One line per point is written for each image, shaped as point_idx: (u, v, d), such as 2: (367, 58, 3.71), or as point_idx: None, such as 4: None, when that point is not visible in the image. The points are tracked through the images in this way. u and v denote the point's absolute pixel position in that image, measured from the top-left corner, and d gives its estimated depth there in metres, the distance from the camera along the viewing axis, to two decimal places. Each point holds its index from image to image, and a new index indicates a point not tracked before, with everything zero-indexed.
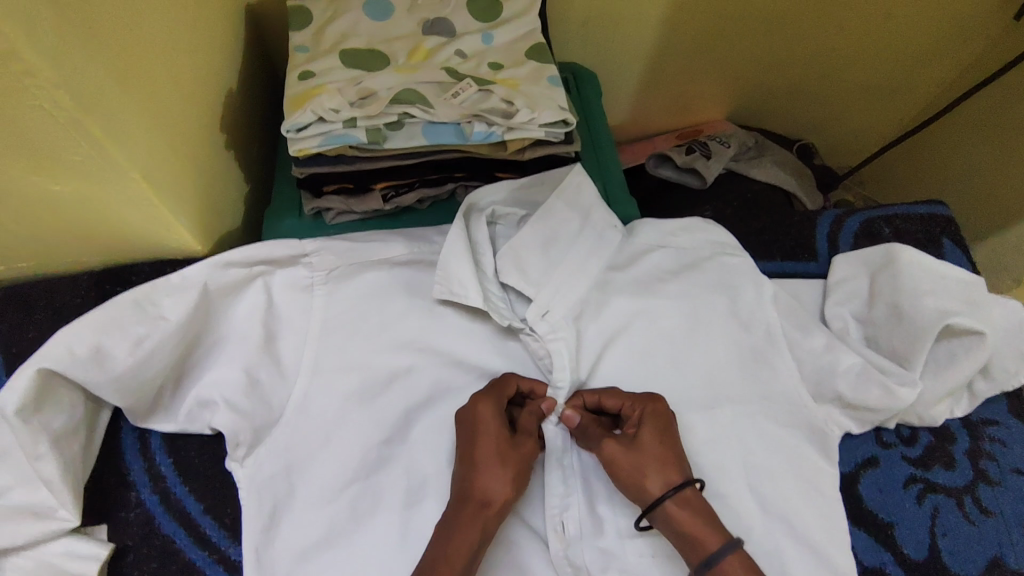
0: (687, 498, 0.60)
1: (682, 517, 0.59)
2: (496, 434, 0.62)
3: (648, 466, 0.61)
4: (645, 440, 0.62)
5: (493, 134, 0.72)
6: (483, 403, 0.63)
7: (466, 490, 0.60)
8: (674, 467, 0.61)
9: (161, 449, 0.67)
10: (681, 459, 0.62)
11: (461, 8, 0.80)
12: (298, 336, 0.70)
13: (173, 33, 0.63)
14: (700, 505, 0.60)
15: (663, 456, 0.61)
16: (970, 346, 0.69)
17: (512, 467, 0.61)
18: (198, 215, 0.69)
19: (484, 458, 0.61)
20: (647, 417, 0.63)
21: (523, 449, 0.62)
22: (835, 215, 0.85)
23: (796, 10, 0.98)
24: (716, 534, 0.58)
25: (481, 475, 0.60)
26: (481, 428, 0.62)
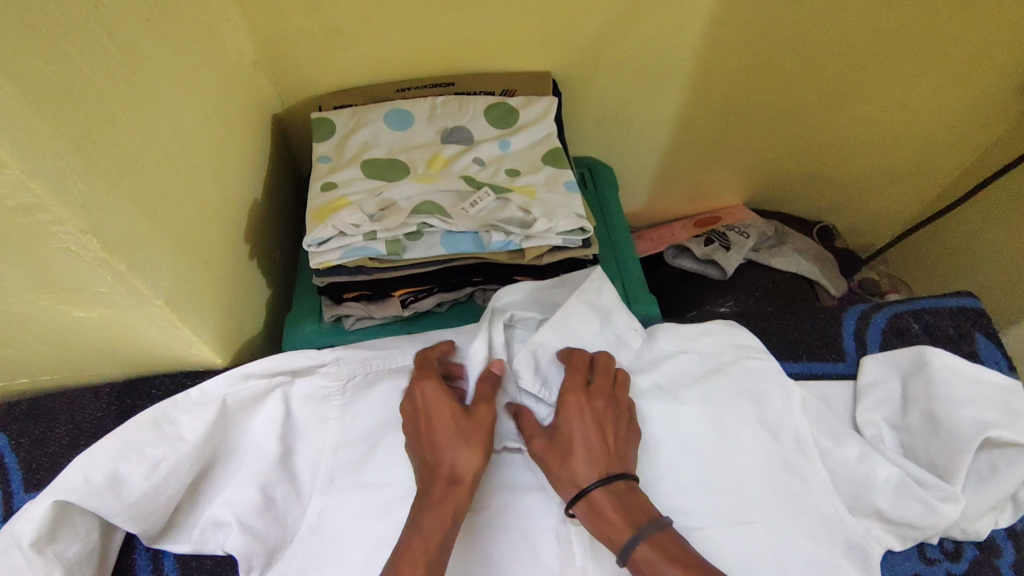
0: (593, 500, 0.59)
1: (590, 520, 0.59)
2: (451, 409, 0.62)
3: (557, 467, 0.61)
4: (563, 437, 0.63)
5: (512, 243, 0.73)
6: (428, 383, 0.64)
7: (431, 470, 0.60)
8: (579, 468, 0.60)
9: (174, 571, 0.65)
10: (595, 460, 0.60)
11: (478, 117, 0.82)
12: (315, 450, 0.69)
13: (199, 159, 0.65)
14: (610, 506, 0.58)
15: (570, 457, 0.61)
16: (1013, 459, 0.66)
17: (478, 441, 0.61)
18: (220, 329, 0.70)
19: (445, 434, 0.61)
20: (567, 415, 0.63)
21: (481, 419, 0.62)
22: (861, 310, 0.83)
23: (811, 105, 0.98)
24: (623, 533, 0.57)
25: (445, 451, 0.60)
26: (435, 405, 0.63)
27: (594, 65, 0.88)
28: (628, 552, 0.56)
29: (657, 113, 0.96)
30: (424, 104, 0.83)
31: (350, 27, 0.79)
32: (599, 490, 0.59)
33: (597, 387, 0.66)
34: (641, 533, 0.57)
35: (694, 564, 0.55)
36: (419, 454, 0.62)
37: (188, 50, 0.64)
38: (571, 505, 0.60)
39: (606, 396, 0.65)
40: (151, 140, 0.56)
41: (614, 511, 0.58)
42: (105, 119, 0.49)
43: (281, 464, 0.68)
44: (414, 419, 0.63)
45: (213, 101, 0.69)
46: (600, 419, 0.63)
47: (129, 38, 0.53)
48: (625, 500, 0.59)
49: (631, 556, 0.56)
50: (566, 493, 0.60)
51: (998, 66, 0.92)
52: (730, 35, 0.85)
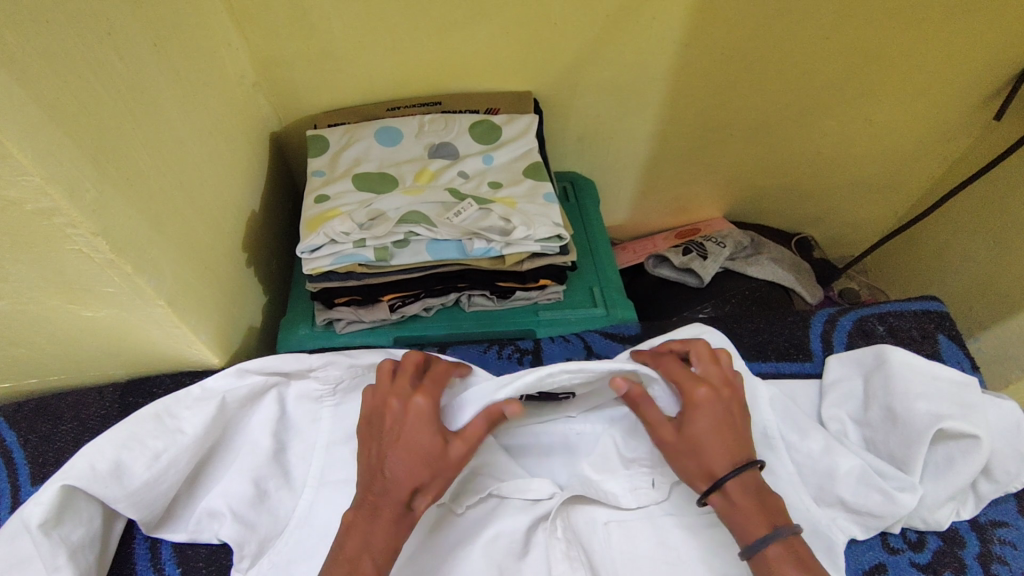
0: (728, 491, 0.60)
1: (723, 504, 0.61)
2: (430, 436, 0.59)
3: (691, 462, 0.62)
4: (692, 436, 0.61)
5: (492, 250, 0.77)
6: (423, 399, 0.61)
7: (388, 488, 0.58)
8: (716, 460, 0.61)
9: (171, 559, 0.68)
10: (734, 449, 0.61)
11: (463, 133, 0.88)
12: (306, 446, 0.74)
13: (200, 175, 0.70)
14: (747, 500, 0.60)
15: (704, 454, 0.61)
16: (967, 449, 0.69)
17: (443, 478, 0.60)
18: (218, 330, 0.74)
19: (416, 464, 0.58)
20: (695, 411, 0.62)
21: (456, 450, 0.61)
22: (828, 313, 0.87)
23: (782, 120, 1.03)
24: (759, 528, 0.59)
25: (411, 479, 0.58)
26: (418, 430, 0.59)
27: (572, 85, 0.93)
28: (761, 547, 0.57)
29: (634, 130, 1.02)
30: (412, 121, 0.88)
31: (343, 51, 0.85)
32: (735, 480, 0.60)
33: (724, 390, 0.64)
34: (774, 538, 0.58)
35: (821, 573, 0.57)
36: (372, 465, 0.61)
37: (193, 73, 0.69)
38: (707, 493, 0.61)
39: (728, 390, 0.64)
40: (155, 154, 0.61)
41: (748, 501, 0.60)
42: (113, 133, 0.54)
43: (275, 459, 0.72)
44: (393, 428, 0.60)
45: (214, 119, 0.74)
46: (720, 410, 0.62)
47: (138, 60, 0.59)
48: (758, 493, 0.61)
49: (760, 551, 0.58)
50: (699, 480, 0.62)
51: (958, 81, 0.97)
52: (700, 57, 0.91)
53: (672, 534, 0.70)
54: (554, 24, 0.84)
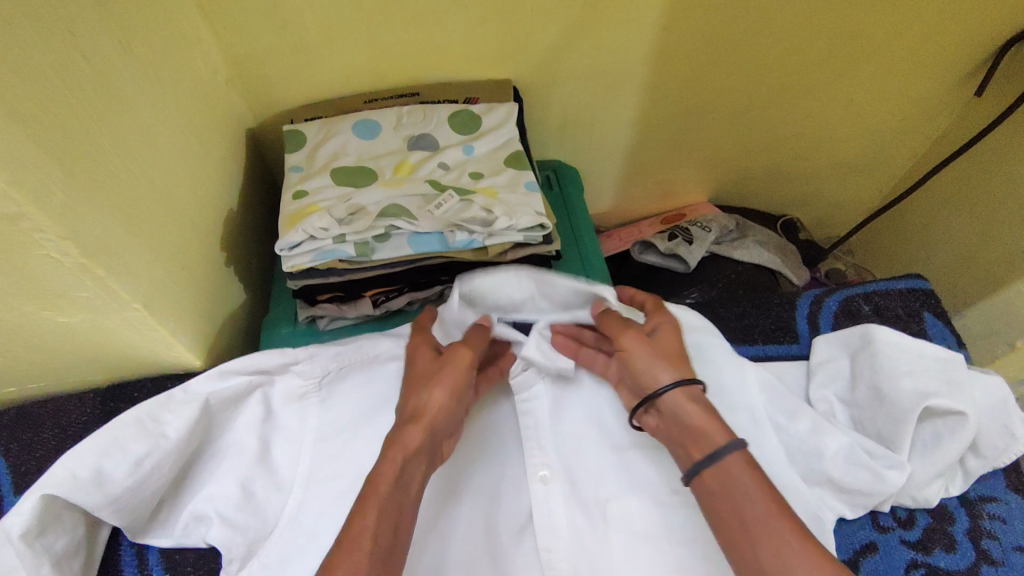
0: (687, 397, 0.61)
1: (679, 408, 0.61)
2: (427, 358, 0.65)
3: (653, 365, 0.63)
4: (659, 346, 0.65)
5: (475, 241, 0.76)
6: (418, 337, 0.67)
7: (401, 409, 0.62)
8: (677, 369, 0.63)
9: (159, 564, 0.68)
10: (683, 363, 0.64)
11: (443, 123, 0.87)
12: (293, 445, 0.73)
13: (174, 174, 0.69)
14: (704, 412, 0.60)
15: (670, 361, 0.63)
16: (954, 427, 0.68)
17: (441, 383, 0.62)
18: (198, 332, 0.73)
19: (417, 383, 0.63)
20: (665, 330, 0.67)
21: (458, 359, 0.63)
22: (814, 295, 0.87)
23: (765, 101, 1.02)
24: (719, 435, 0.58)
25: (414, 393, 0.62)
26: (414, 358, 0.66)
27: (552, 72, 0.92)
28: (721, 451, 0.56)
29: (616, 117, 1.01)
30: (390, 113, 0.87)
31: (316, 45, 0.83)
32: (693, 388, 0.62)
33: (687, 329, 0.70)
34: (737, 441, 0.57)
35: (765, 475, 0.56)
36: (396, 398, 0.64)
37: (162, 71, 0.68)
38: (671, 389, 0.61)
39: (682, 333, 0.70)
40: (125, 156, 0.60)
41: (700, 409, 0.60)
42: (79, 136, 0.53)
43: (261, 460, 0.70)
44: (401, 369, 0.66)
45: (186, 116, 0.72)
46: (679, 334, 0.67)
47: (104, 58, 0.57)
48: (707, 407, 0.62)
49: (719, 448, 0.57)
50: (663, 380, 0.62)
51: (937, 58, 0.97)
52: (679, 41, 0.90)
53: (671, 515, 0.69)
54: (531, 12, 0.83)
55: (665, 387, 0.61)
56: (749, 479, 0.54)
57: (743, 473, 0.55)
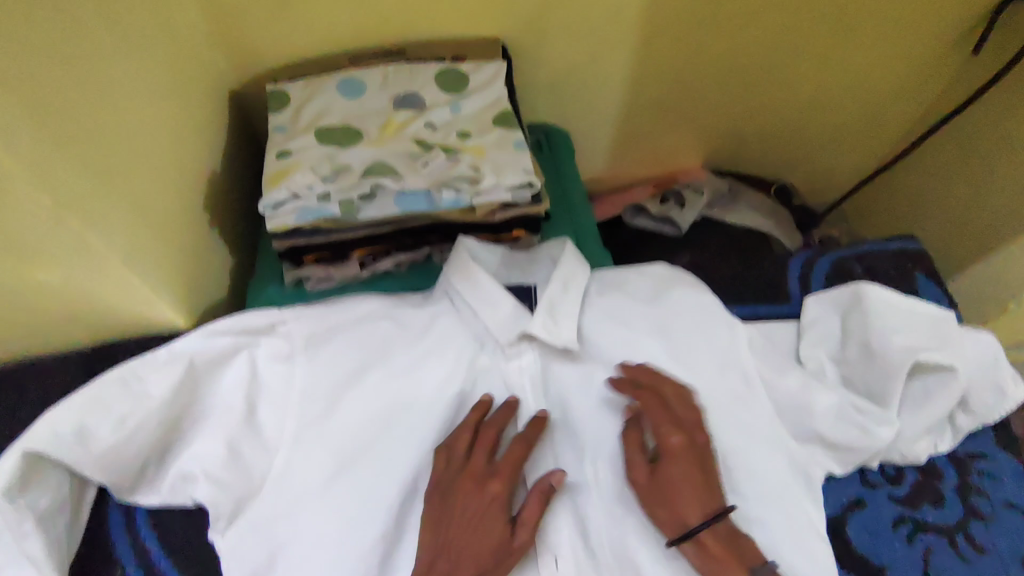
0: (701, 541, 0.61)
1: (696, 557, 0.62)
2: (498, 528, 0.64)
3: (664, 503, 0.63)
4: (665, 481, 0.64)
5: (461, 200, 0.74)
6: (496, 486, 0.65)
7: (449, 574, 0.62)
8: (690, 510, 0.62)
9: (147, 523, 0.68)
10: (708, 500, 0.63)
11: (429, 82, 0.85)
12: (277, 405, 0.71)
13: (152, 130, 0.67)
14: (721, 549, 0.61)
15: (679, 501, 0.62)
16: (942, 382, 0.68)
17: (500, 569, 0.63)
18: (180, 290, 0.72)
19: (479, 550, 0.63)
20: (670, 457, 0.64)
21: (522, 546, 0.64)
22: (806, 256, 0.87)
23: (758, 61, 1.00)
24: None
25: (469, 565, 0.62)
26: (488, 514, 0.64)
27: (541, 29, 0.90)
28: None
29: (606, 78, 0.99)
30: (376, 72, 0.85)
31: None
32: (708, 531, 0.61)
33: (693, 427, 0.66)
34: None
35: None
36: (442, 541, 0.64)
37: (138, 23, 0.66)
38: (681, 544, 0.61)
39: (697, 430, 0.66)
40: (99, 106, 0.58)
41: (725, 551, 0.61)
42: (47, 83, 0.51)
43: (247, 421, 0.70)
44: (465, 511, 0.65)
45: (164, 71, 0.70)
46: (700, 453, 0.65)
47: (75, 4, 0.55)
48: (731, 542, 0.62)
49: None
50: (670, 527, 0.63)
51: (933, 16, 0.95)
52: None
53: None
54: None
55: (672, 534, 0.62)
56: None
57: None
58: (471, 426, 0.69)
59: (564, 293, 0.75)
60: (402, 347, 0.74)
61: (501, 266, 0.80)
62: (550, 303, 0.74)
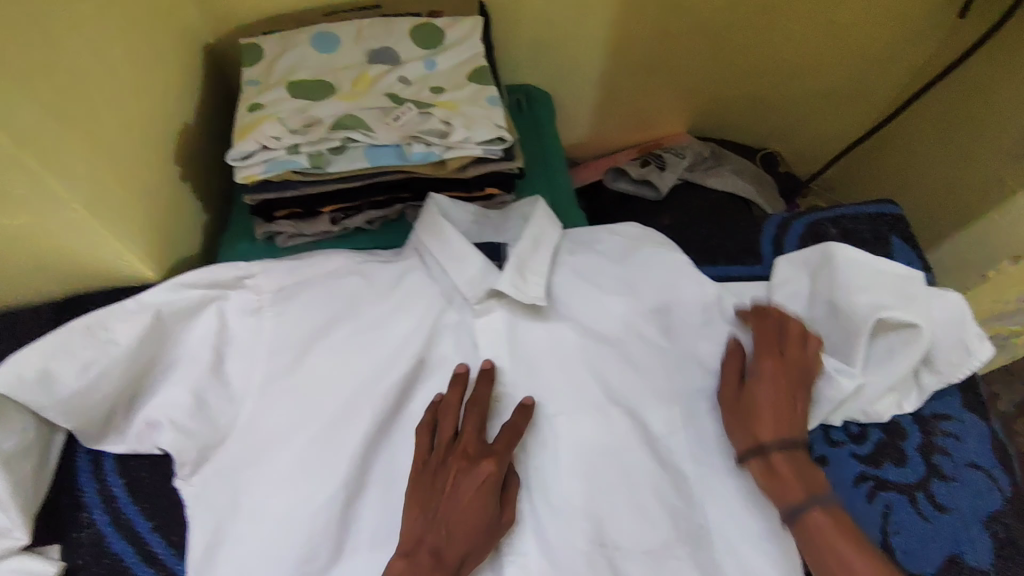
0: (771, 460, 0.64)
1: (761, 473, 0.64)
2: (490, 505, 0.63)
3: (744, 421, 0.66)
4: (749, 403, 0.66)
5: (433, 154, 0.75)
6: (490, 464, 0.63)
7: (440, 548, 0.61)
8: (767, 430, 0.65)
9: (114, 470, 0.70)
10: (785, 425, 0.65)
11: (404, 37, 0.84)
12: (244, 357, 0.72)
13: (118, 78, 0.67)
14: (790, 470, 0.63)
15: (756, 420, 0.65)
16: (907, 339, 0.68)
17: (488, 543, 0.63)
18: (149, 242, 0.72)
19: (471, 526, 0.62)
20: (760, 379, 0.66)
21: (506, 520, 0.65)
22: (781, 219, 0.86)
23: (742, 20, 0.98)
24: (799, 496, 0.62)
25: (462, 541, 0.61)
26: (483, 491, 0.62)
27: None
28: (797, 514, 0.62)
29: (588, 38, 0.98)
30: (350, 26, 0.84)
31: None
32: (780, 452, 0.64)
33: (798, 359, 0.67)
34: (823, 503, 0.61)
35: (863, 540, 0.60)
36: (432, 518, 0.63)
37: None
38: (750, 459, 0.65)
39: (798, 360, 0.67)
40: (60, 49, 0.58)
41: (794, 476, 0.63)
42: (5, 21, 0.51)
43: (214, 371, 0.70)
44: (455, 485, 0.63)
45: (131, 19, 0.70)
46: (791, 382, 0.66)
47: None
48: (801, 468, 0.64)
49: (803, 520, 0.61)
50: (745, 444, 0.66)
51: None
52: None
53: (616, 426, 0.70)
54: None
55: (743, 451, 0.66)
56: (834, 544, 0.60)
57: (830, 543, 0.60)
58: (455, 407, 0.67)
59: (533, 251, 0.75)
60: (371, 301, 0.74)
61: (472, 223, 0.80)
62: (518, 261, 0.73)
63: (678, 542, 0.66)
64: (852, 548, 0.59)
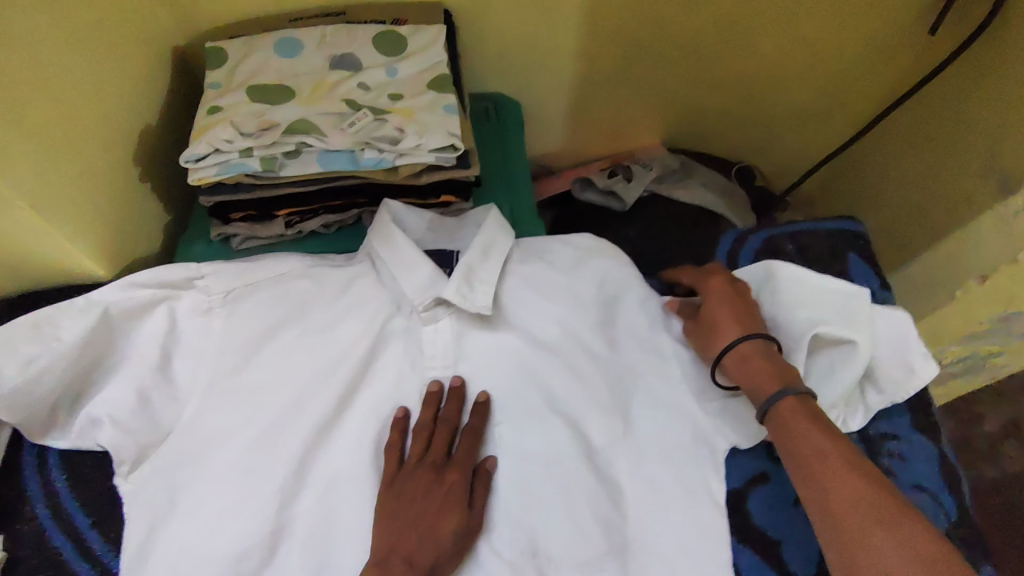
0: (741, 353, 0.66)
1: (736, 369, 0.66)
2: (459, 511, 0.64)
3: (710, 330, 0.69)
4: (707, 313, 0.70)
5: (384, 160, 0.75)
6: (456, 474, 0.66)
7: (412, 553, 0.61)
8: (732, 327, 0.68)
9: (58, 465, 0.71)
10: (748, 323, 0.69)
11: (367, 43, 0.84)
12: (193, 359, 0.72)
13: (74, 79, 0.68)
14: (761, 360, 0.65)
15: (719, 323, 0.69)
16: (846, 356, 0.68)
17: (459, 550, 0.64)
18: (98, 239, 0.74)
19: (442, 532, 0.62)
20: (713, 292, 0.71)
21: (475, 526, 0.65)
22: (739, 233, 0.89)
23: (711, 33, 0.98)
24: (772, 381, 0.64)
25: (433, 546, 0.62)
26: (450, 499, 0.64)
27: None
28: (771, 395, 0.62)
29: (557, 48, 0.98)
30: (314, 31, 0.85)
31: None
32: (747, 344, 0.67)
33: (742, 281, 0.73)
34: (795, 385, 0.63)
35: (832, 428, 0.60)
36: (402, 525, 0.63)
37: None
38: (721, 356, 0.67)
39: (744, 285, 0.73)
40: (8, 51, 0.59)
41: (763, 365, 0.65)
42: None
43: (160, 370, 0.71)
44: (422, 495, 0.64)
45: (91, 21, 0.71)
46: (743, 296, 0.71)
47: None
48: (771, 359, 0.66)
49: (773, 407, 0.62)
50: (714, 349, 0.68)
51: None
52: None
53: (558, 437, 0.71)
54: None
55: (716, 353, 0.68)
56: (809, 424, 0.60)
57: (809, 421, 0.60)
58: (427, 423, 0.69)
59: (483, 259, 0.75)
60: (319, 306, 0.75)
61: (427, 230, 0.81)
62: (467, 269, 0.74)
63: (610, 555, 0.67)
64: (818, 427, 0.59)
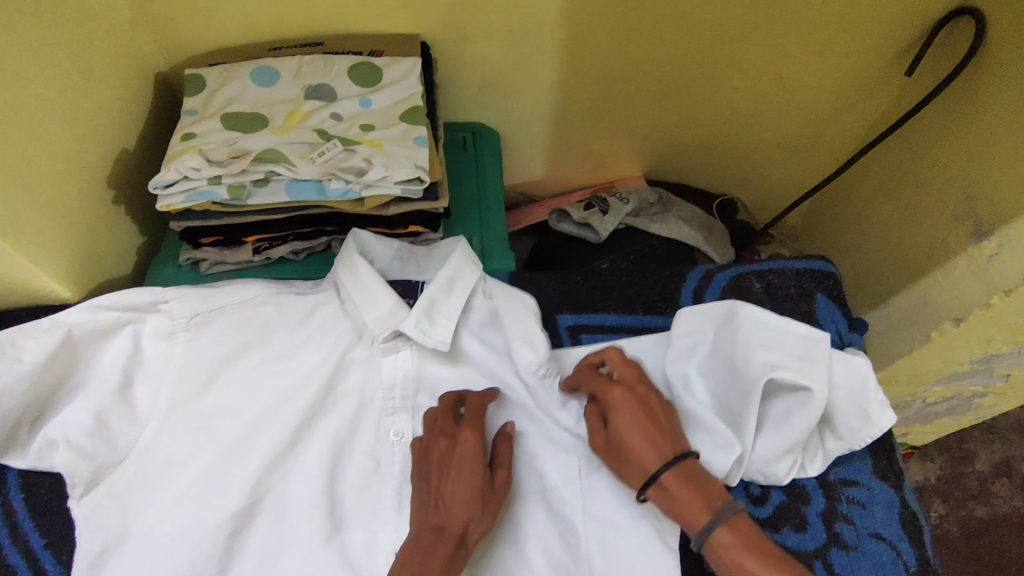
0: (666, 488, 0.63)
1: (664, 502, 0.63)
2: (480, 471, 0.63)
3: (625, 457, 0.65)
4: (618, 440, 0.65)
5: (351, 191, 0.76)
6: (468, 435, 0.64)
7: (436, 525, 0.61)
8: (649, 456, 0.64)
9: (15, 485, 0.71)
10: (662, 447, 0.64)
11: (342, 74, 0.86)
12: (153, 381, 0.73)
13: (47, 107, 0.69)
14: (686, 490, 0.62)
15: (636, 454, 0.64)
16: (802, 403, 0.67)
17: (490, 509, 0.63)
18: (69, 262, 0.75)
19: (462, 492, 0.61)
20: (616, 413, 0.66)
21: (502, 486, 0.65)
22: (706, 269, 0.86)
23: (690, 70, 0.99)
24: (702, 515, 0.61)
25: (456, 509, 0.61)
26: (466, 459, 0.63)
27: (463, 29, 0.91)
28: (704, 534, 0.61)
29: (536, 80, 0.99)
30: (292, 61, 0.86)
31: None
32: (670, 475, 0.63)
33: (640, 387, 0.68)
34: (729, 512, 0.61)
35: (771, 551, 0.60)
36: (427, 497, 0.63)
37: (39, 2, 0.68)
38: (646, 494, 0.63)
39: (644, 393, 0.68)
40: None
41: (689, 493, 0.62)
42: None
43: (121, 392, 0.71)
44: (439, 461, 0.64)
45: (69, 50, 0.72)
46: (649, 409, 0.66)
47: None
48: (697, 481, 0.63)
49: (709, 543, 0.61)
50: (637, 481, 0.64)
51: (869, 34, 0.94)
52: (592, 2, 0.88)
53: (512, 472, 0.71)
54: None
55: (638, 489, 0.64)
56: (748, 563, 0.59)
57: (748, 558, 0.59)
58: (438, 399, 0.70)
59: (447, 292, 0.76)
60: (282, 333, 0.75)
61: (395, 258, 0.82)
62: (430, 303, 0.74)
63: None
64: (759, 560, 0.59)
